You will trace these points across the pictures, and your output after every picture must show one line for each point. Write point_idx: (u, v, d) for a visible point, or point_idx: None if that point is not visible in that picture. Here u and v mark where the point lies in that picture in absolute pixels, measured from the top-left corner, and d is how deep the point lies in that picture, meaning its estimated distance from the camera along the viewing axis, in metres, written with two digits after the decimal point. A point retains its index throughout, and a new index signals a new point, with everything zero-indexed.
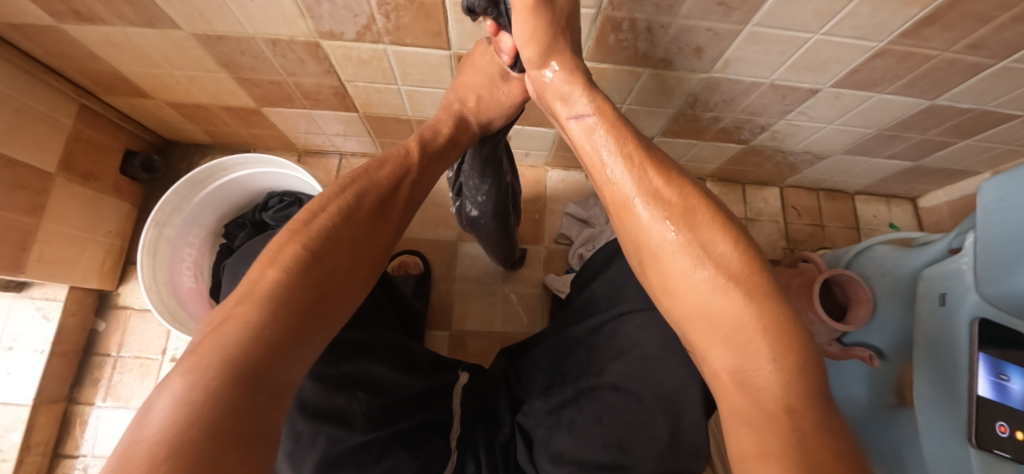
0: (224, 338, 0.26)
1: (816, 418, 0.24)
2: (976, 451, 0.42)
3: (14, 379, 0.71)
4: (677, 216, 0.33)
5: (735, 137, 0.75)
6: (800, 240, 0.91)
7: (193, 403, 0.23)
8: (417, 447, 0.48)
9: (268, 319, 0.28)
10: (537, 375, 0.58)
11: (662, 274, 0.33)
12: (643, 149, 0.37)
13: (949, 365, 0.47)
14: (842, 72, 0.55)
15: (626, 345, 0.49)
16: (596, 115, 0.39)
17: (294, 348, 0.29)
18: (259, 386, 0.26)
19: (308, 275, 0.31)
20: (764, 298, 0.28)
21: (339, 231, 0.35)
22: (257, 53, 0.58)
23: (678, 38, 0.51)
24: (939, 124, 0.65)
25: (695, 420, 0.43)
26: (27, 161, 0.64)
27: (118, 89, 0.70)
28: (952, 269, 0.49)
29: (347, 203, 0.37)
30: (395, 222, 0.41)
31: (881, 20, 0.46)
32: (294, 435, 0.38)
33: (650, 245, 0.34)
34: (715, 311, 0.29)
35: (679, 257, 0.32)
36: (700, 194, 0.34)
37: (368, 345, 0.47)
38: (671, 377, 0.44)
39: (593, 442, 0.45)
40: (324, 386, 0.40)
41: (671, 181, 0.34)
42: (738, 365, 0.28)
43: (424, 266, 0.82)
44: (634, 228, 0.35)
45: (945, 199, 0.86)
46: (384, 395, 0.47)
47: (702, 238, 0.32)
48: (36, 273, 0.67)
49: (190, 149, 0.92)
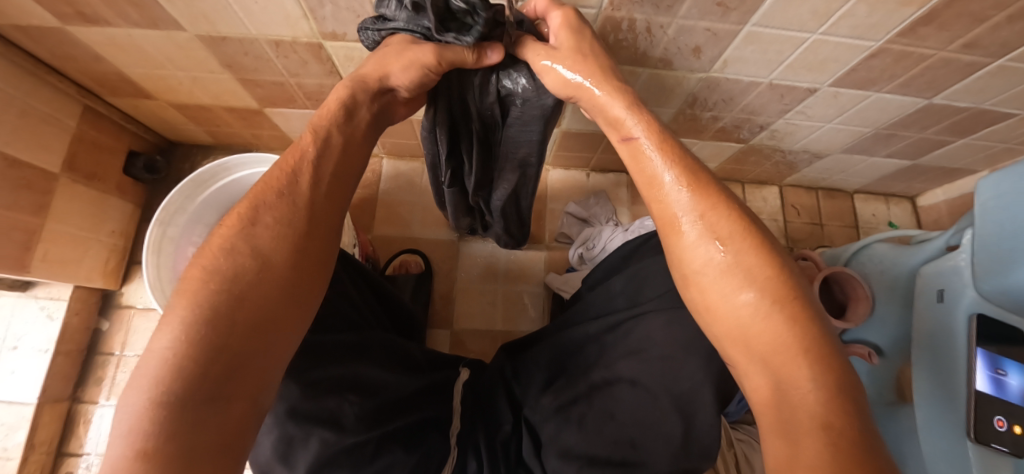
0: (154, 369, 0.27)
1: (852, 432, 0.25)
2: (973, 445, 0.43)
3: (19, 377, 0.72)
4: (725, 238, 0.33)
5: (734, 136, 0.75)
6: (800, 239, 0.92)
7: (143, 435, 0.25)
8: (413, 444, 0.48)
9: (196, 344, 0.28)
10: (535, 371, 0.59)
11: (702, 292, 0.33)
12: (688, 165, 0.36)
13: (947, 364, 0.47)
14: (840, 71, 0.56)
15: (642, 345, 0.49)
16: (647, 135, 0.37)
17: (240, 362, 0.29)
18: (212, 404, 0.27)
19: (225, 297, 0.30)
20: (805, 324, 0.29)
21: (249, 244, 0.33)
22: (260, 54, 0.59)
23: (677, 38, 0.51)
24: (937, 123, 0.65)
25: (710, 420, 0.43)
26: (31, 161, 0.64)
27: (122, 90, 0.70)
28: (948, 266, 0.50)
29: (247, 214, 0.34)
30: (319, 202, 0.38)
31: (878, 20, 0.46)
32: (287, 438, 0.39)
33: (695, 264, 0.34)
34: (755, 332, 0.30)
35: (720, 278, 0.32)
36: (747, 220, 0.34)
37: (356, 348, 0.47)
38: (687, 378, 0.44)
39: (605, 438, 0.46)
40: (311, 388, 0.40)
41: (717, 202, 0.34)
42: (774, 380, 0.29)
43: (424, 265, 0.83)
44: (679, 246, 0.35)
45: (943, 198, 0.87)
46: (375, 397, 0.46)
47: (749, 262, 0.32)
48: (41, 272, 0.68)
49: (192, 149, 0.93)
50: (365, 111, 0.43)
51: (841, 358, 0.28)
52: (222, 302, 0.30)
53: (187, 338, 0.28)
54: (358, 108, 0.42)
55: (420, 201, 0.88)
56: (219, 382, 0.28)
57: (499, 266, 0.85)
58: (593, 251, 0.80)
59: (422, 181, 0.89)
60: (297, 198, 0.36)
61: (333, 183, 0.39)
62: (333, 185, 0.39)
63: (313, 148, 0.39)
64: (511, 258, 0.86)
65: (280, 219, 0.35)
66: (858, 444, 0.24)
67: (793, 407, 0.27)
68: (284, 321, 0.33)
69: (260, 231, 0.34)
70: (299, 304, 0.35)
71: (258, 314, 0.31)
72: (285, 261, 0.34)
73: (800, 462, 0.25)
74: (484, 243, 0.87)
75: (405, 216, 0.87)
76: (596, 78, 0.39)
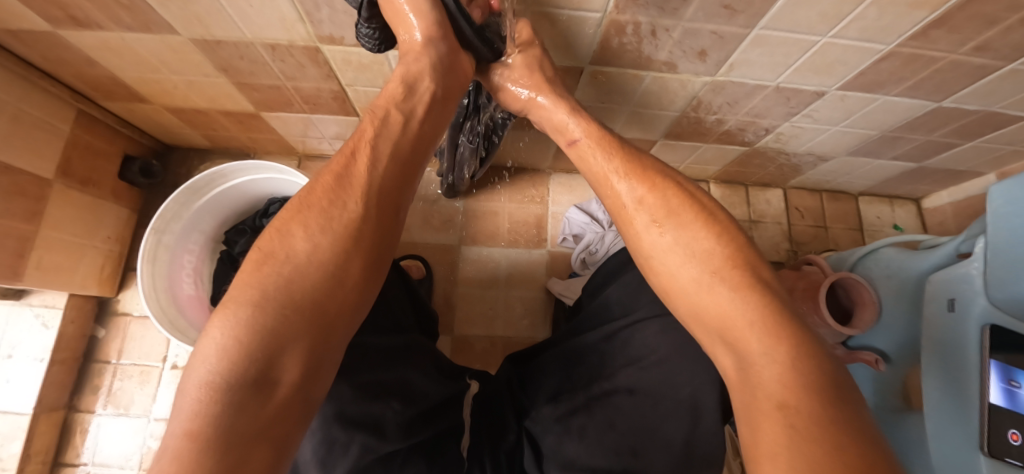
0: (212, 349, 0.26)
1: (809, 410, 0.24)
2: (986, 459, 0.42)
3: (14, 387, 0.71)
4: (662, 218, 0.36)
5: (738, 139, 0.74)
6: (803, 242, 0.91)
7: (193, 416, 0.24)
8: (435, 455, 0.47)
9: (250, 324, 0.27)
10: (545, 381, 0.56)
11: (661, 275, 0.35)
12: (629, 156, 0.39)
13: (959, 369, 0.47)
14: (848, 74, 0.54)
15: (640, 352, 0.49)
16: (586, 136, 0.42)
17: (285, 348, 0.27)
18: (255, 389, 0.26)
19: (274, 282, 0.29)
20: (748, 293, 0.31)
21: (303, 227, 0.31)
22: (256, 58, 0.57)
23: (682, 41, 0.50)
24: (944, 125, 0.64)
25: (713, 427, 0.44)
26: (24, 168, 0.63)
27: (115, 94, 0.69)
28: (961, 273, 0.49)
29: (304, 195, 0.33)
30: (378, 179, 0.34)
31: (888, 23, 0.45)
32: (329, 441, 0.38)
33: (646, 247, 0.36)
34: (706, 306, 0.32)
35: (668, 255, 0.35)
36: (687, 198, 0.36)
37: (406, 351, 0.48)
38: (687, 384, 0.45)
39: (604, 449, 0.45)
40: (360, 392, 0.40)
41: (656, 186, 0.37)
42: (738, 360, 0.29)
43: (425, 270, 0.81)
44: (632, 233, 0.37)
45: (949, 200, 0.86)
46: (415, 404, 0.46)
47: (688, 237, 0.34)
48: (34, 280, 0.67)
49: (189, 153, 0.92)
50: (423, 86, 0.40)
51: (833, 362, 0.27)
52: (275, 283, 0.29)
53: (240, 320, 0.27)
54: (418, 80, 0.40)
55: (420, 205, 0.87)
56: (263, 368, 0.26)
57: (500, 271, 0.84)
58: (596, 255, 0.80)
59: (422, 185, 0.88)
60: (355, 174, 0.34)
61: (394, 162, 0.36)
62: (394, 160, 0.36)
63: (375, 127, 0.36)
64: (513, 262, 0.85)
65: (333, 200, 0.32)
66: (818, 423, 0.24)
67: (756, 386, 0.27)
68: (339, 311, 0.30)
69: (318, 211, 0.32)
70: (359, 291, 0.32)
71: (312, 298, 0.29)
72: (338, 241, 0.31)
73: (767, 448, 0.24)
74: (486, 247, 0.85)
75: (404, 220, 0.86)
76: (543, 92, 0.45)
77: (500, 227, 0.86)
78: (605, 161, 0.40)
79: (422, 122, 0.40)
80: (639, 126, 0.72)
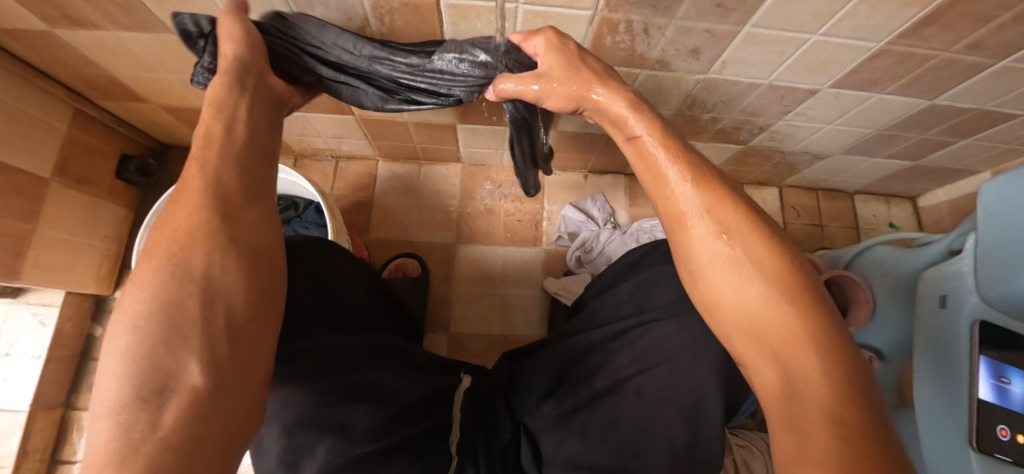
0: (106, 376, 0.24)
1: (865, 430, 0.25)
2: (977, 455, 0.42)
3: (11, 385, 0.71)
4: (732, 230, 0.33)
5: (733, 138, 0.74)
6: (800, 241, 0.91)
7: (102, 449, 0.22)
8: (417, 454, 0.46)
9: (134, 340, 0.24)
10: (538, 378, 0.56)
11: (712, 287, 0.33)
12: (692, 159, 0.36)
13: (949, 366, 0.47)
14: (841, 72, 0.55)
15: (650, 353, 0.49)
16: (649, 132, 0.37)
17: (179, 347, 0.25)
18: (162, 396, 0.23)
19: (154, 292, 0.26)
20: (814, 313, 0.29)
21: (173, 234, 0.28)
22: None
23: (675, 39, 0.50)
24: (938, 124, 0.64)
25: (715, 430, 0.44)
26: (21, 167, 0.63)
27: (112, 94, 0.69)
28: (952, 270, 0.48)
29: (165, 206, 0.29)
30: (222, 171, 0.31)
31: (881, 21, 0.45)
32: (294, 444, 0.40)
33: (703, 258, 0.33)
34: (764, 321, 0.30)
35: (730, 270, 0.32)
36: (750, 211, 0.34)
37: (371, 352, 0.48)
38: (694, 387, 0.45)
39: (607, 447, 0.46)
40: (338, 393, 0.42)
41: (724, 196, 0.34)
42: (781, 370, 0.29)
43: (421, 268, 0.81)
44: (687, 241, 0.34)
45: (944, 198, 0.86)
46: (388, 405, 0.46)
47: (755, 254, 0.32)
48: (32, 279, 0.67)
49: (186, 152, 0.92)
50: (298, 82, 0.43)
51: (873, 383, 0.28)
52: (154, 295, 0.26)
53: (129, 340, 0.24)
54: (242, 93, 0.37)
55: (417, 204, 0.87)
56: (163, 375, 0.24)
57: (496, 270, 0.84)
58: (592, 253, 0.81)
59: (418, 184, 0.88)
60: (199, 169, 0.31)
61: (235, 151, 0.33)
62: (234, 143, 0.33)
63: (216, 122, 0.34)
64: (509, 261, 0.85)
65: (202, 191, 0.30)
66: (868, 438, 0.24)
67: (798, 399, 0.27)
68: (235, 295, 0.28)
69: (180, 210, 0.29)
70: (258, 265, 0.30)
71: (197, 289, 0.26)
72: (209, 224, 0.28)
73: (810, 458, 0.25)
74: (483, 246, 0.85)
75: (400, 219, 0.86)
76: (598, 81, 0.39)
77: (496, 226, 0.86)
78: (668, 161, 0.36)
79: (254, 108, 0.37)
80: None
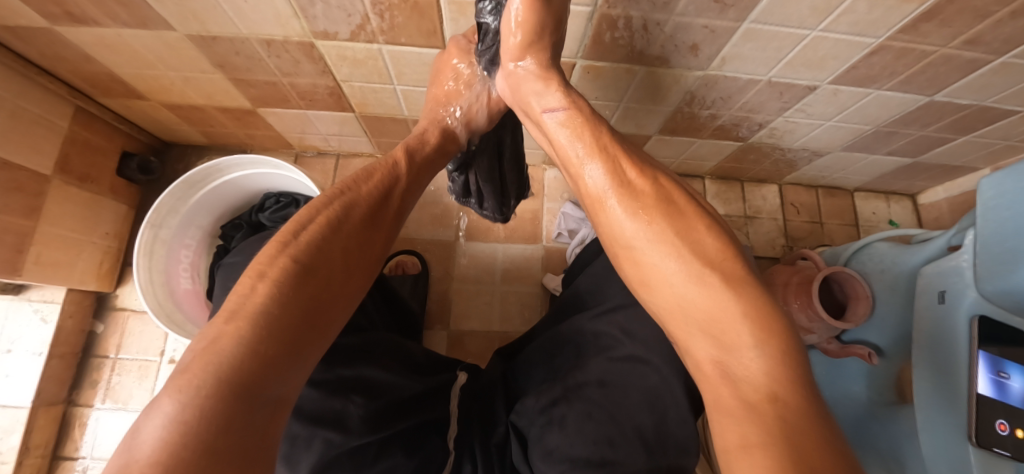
0: (203, 365, 0.26)
1: (799, 403, 0.24)
2: (975, 450, 0.41)
3: (13, 381, 0.71)
4: (649, 208, 0.35)
5: (732, 134, 0.74)
6: (799, 238, 0.91)
7: (176, 436, 0.23)
8: (414, 448, 0.47)
9: (247, 338, 0.28)
10: (533, 371, 0.58)
11: (642, 268, 0.34)
12: (607, 141, 0.39)
13: (948, 363, 0.47)
14: (839, 68, 0.55)
15: (609, 343, 0.51)
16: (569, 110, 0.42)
17: (284, 359, 0.29)
18: (262, 406, 0.26)
19: (299, 292, 0.32)
20: (740, 286, 0.30)
21: (329, 242, 0.36)
22: (252, 54, 0.58)
23: (674, 36, 0.50)
24: (938, 120, 0.64)
25: (681, 416, 0.45)
26: (22, 163, 0.64)
27: (113, 91, 0.69)
28: (951, 266, 0.49)
29: (336, 213, 0.39)
30: (380, 219, 0.42)
31: (878, 16, 0.46)
32: (290, 437, 0.39)
33: (624, 237, 0.35)
34: (692, 299, 0.31)
35: (653, 247, 0.34)
36: (670, 188, 0.36)
37: (364, 349, 0.48)
38: (655, 376, 0.46)
39: (583, 439, 0.45)
40: (337, 384, 0.42)
41: (643, 175, 0.37)
42: (715, 346, 0.29)
43: (421, 265, 0.82)
44: (609, 222, 0.37)
45: (944, 195, 0.85)
46: (382, 397, 0.46)
47: (676, 228, 0.33)
48: (33, 275, 0.67)
49: (187, 150, 0.92)
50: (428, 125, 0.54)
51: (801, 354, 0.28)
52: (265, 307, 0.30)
53: (240, 337, 0.27)
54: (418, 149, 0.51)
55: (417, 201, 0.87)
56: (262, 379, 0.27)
57: (496, 267, 0.85)
58: None
59: None
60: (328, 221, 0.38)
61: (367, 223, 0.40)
62: (368, 217, 0.41)
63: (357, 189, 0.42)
64: (509, 258, 0.85)
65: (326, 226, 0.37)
66: (810, 415, 0.24)
67: (744, 381, 0.27)
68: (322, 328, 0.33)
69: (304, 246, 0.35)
70: (340, 310, 0.35)
71: (308, 312, 0.32)
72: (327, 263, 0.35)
73: (749, 435, 0.24)
74: (483, 243, 0.86)
75: None
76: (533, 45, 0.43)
77: (496, 223, 0.86)
78: (573, 142, 0.40)
79: (402, 199, 0.46)
80: (635, 121, 0.73)
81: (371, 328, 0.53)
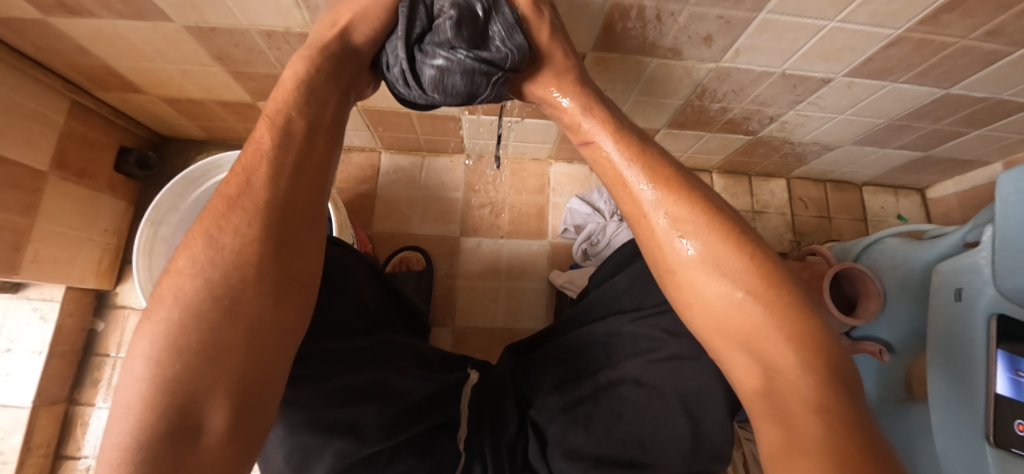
0: (121, 412, 0.25)
1: (844, 418, 0.26)
2: (992, 449, 0.42)
3: (13, 380, 0.71)
4: (729, 270, 0.33)
5: (742, 128, 0.72)
6: (807, 233, 0.88)
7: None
8: (426, 452, 0.48)
9: (154, 378, 0.26)
10: (549, 370, 0.56)
11: (715, 318, 0.34)
12: (673, 179, 0.36)
13: (966, 368, 0.46)
14: (856, 60, 0.54)
15: (649, 345, 0.50)
16: (604, 137, 0.39)
17: (199, 390, 0.26)
18: (177, 449, 0.25)
19: (189, 319, 0.27)
20: (813, 352, 0.29)
21: (214, 255, 0.30)
22: (252, 46, 0.56)
23: (687, 26, 0.49)
24: (952, 114, 0.63)
25: (719, 422, 0.44)
26: (19, 160, 0.62)
27: (110, 84, 0.68)
28: (968, 263, 0.48)
29: (214, 217, 0.31)
30: (259, 187, 0.32)
31: (898, 7, 0.45)
32: (302, 448, 0.38)
33: (701, 298, 0.34)
34: (773, 355, 0.30)
35: (731, 310, 0.33)
36: (738, 235, 0.34)
37: (375, 350, 0.46)
38: (695, 377, 0.46)
39: (610, 438, 0.46)
40: (336, 395, 0.40)
41: (714, 222, 0.35)
42: (763, 370, 0.30)
43: (425, 262, 0.81)
44: (682, 280, 0.35)
45: (953, 190, 0.83)
46: (396, 402, 0.46)
47: (761, 292, 0.32)
48: (31, 273, 0.66)
49: (186, 145, 0.90)
50: (343, 70, 0.38)
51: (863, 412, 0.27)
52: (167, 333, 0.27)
53: (144, 375, 0.26)
54: (323, 76, 0.36)
55: (420, 197, 0.86)
56: (179, 419, 0.25)
57: (501, 262, 0.83)
58: (599, 246, 0.79)
59: (422, 176, 0.86)
60: (232, 218, 0.31)
61: (283, 209, 0.32)
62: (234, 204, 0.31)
63: (268, 162, 0.33)
64: (514, 254, 0.84)
65: (222, 227, 0.30)
66: (851, 433, 0.25)
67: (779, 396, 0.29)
68: (246, 343, 0.28)
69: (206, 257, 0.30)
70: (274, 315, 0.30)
71: (211, 333, 0.28)
72: (235, 273, 0.29)
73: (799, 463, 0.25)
74: (488, 238, 0.84)
75: (404, 211, 0.85)
76: (561, 84, 0.41)
77: (500, 219, 0.85)
78: (649, 194, 0.36)
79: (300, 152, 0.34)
80: (641, 115, 0.71)
81: (377, 327, 0.50)
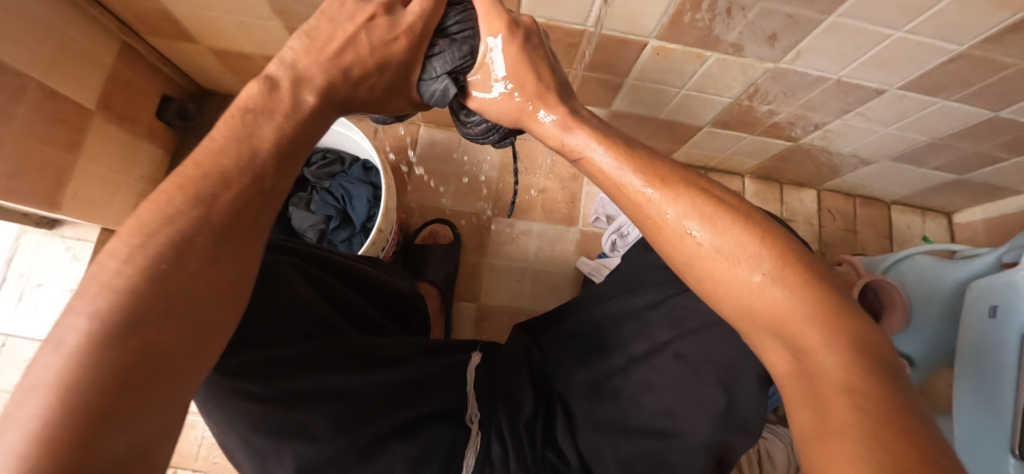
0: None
1: (880, 393, 0.21)
2: (1016, 462, 0.44)
3: (43, 315, 0.71)
4: (751, 247, 0.27)
5: (784, 133, 0.73)
6: (832, 245, 0.89)
7: None
8: (414, 433, 0.45)
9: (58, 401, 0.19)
10: (569, 346, 0.57)
11: (733, 297, 0.27)
12: (645, 152, 0.32)
13: (994, 381, 0.47)
14: (913, 73, 0.54)
15: (687, 316, 0.47)
16: (581, 126, 0.33)
17: (118, 421, 0.20)
18: None
19: (116, 336, 0.22)
20: (839, 319, 0.24)
21: (148, 267, 0.24)
22: (315, 3, 0.56)
23: (754, 22, 0.50)
24: (996, 137, 0.64)
25: (752, 394, 0.41)
26: (68, 95, 0.62)
27: (162, 30, 0.68)
28: (1005, 280, 0.47)
29: (169, 231, 0.26)
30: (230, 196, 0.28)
31: (968, 22, 0.45)
32: (258, 450, 0.37)
33: (724, 281, 0.27)
34: (803, 337, 0.24)
35: (754, 290, 0.26)
36: (732, 205, 0.29)
37: (313, 356, 0.40)
38: (731, 350, 0.42)
39: (644, 410, 0.47)
40: (291, 396, 0.37)
41: (704, 194, 0.29)
42: (792, 350, 0.25)
43: (454, 236, 0.81)
44: (697, 261, 0.28)
45: (982, 216, 0.84)
46: (348, 402, 0.41)
47: (784, 268, 0.26)
48: (71, 211, 0.67)
49: (224, 99, 0.90)
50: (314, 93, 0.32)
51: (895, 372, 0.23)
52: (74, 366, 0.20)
53: (40, 411, 0.19)
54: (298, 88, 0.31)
55: (454, 172, 0.86)
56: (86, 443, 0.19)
57: (529, 245, 0.84)
58: (628, 238, 0.78)
59: (457, 152, 0.87)
60: (162, 233, 0.26)
61: (232, 223, 0.28)
62: (204, 215, 0.27)
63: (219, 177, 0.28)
64: (542, 238, 0.85)
65: (170, 237, 0.26)
66: (891, 410, 0.20)
67: (813, 376, 0.23)
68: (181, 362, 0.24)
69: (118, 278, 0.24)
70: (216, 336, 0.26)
71: (150, 350, 0.23)
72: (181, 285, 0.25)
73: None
74: (517, 220, 0.85)
75: (437, 185, 0.86)
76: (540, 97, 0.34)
77: (532, 202, 0.86)
78: (632, 173, 0.30)
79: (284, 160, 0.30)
80: (686, 112, 0.71)
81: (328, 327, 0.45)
